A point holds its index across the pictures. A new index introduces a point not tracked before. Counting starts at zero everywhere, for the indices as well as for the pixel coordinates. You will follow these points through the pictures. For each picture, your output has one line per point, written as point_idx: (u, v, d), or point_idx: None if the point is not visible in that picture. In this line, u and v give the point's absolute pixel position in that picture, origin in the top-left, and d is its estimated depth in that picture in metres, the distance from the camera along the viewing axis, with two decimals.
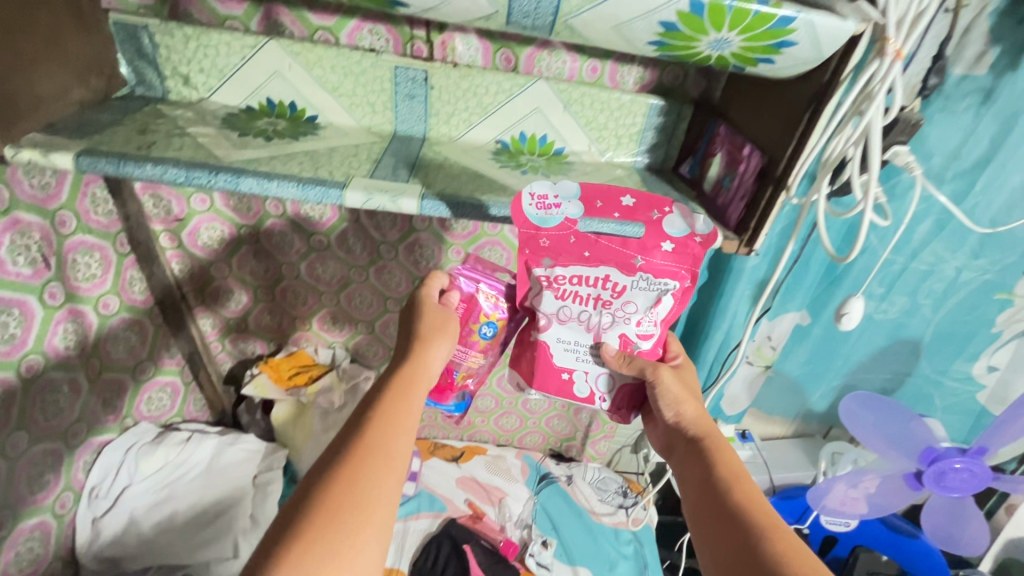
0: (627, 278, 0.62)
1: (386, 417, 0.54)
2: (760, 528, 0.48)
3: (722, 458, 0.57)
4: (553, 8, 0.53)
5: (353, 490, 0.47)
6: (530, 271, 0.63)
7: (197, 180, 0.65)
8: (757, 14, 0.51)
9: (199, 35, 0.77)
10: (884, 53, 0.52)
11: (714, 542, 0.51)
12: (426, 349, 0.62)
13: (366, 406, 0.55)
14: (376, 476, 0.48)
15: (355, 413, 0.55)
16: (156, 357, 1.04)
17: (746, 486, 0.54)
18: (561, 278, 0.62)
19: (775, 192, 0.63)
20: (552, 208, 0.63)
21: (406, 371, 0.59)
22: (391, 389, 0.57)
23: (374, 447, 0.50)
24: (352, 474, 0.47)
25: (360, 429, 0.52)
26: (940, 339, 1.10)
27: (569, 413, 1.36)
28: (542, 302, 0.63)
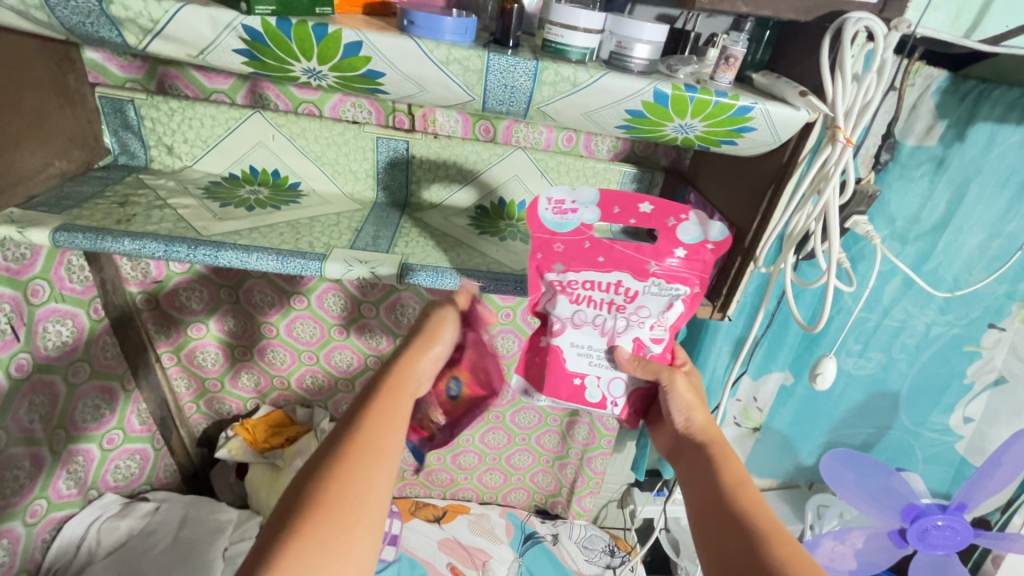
0: (639, 283, 0.61)
1: (383, 417, 0.48)
2: (771, 542, 0.45)
3: (727, 465, 0.53)
4: (526, 98, 0.56)
5: (349, 498, 0.42)
6: (541, 276, 0.62)
7: (177, 254, 0.65)
8: (717, 103, 0.55)
9: (185, 108, 0.79)
10: (837, 139, 0.55)
11: (720, 553, 0.47)
12: (425, 345, 0.56)
13: (361, 400, 0.50)
14: (371, 482, 0.44)
15: (349, 407, 0.49)
16: (124, 425, 1.00)
17: (751, 490, 0.51)
18: (574, 283, 0.61)
19: (743, 263, 0.66)
20: (569, 212, 0.63)
21: (401, 362, 0.53)
22: (389, 385, 0.51)
23: (372, 451, 0.46)
24: (346, 481, 0.43)
25: (354, 428, 0.47)
26: (917, 392, 1.13)
27: (554, 468, 1.33)
28: (554, 306, 0.61)
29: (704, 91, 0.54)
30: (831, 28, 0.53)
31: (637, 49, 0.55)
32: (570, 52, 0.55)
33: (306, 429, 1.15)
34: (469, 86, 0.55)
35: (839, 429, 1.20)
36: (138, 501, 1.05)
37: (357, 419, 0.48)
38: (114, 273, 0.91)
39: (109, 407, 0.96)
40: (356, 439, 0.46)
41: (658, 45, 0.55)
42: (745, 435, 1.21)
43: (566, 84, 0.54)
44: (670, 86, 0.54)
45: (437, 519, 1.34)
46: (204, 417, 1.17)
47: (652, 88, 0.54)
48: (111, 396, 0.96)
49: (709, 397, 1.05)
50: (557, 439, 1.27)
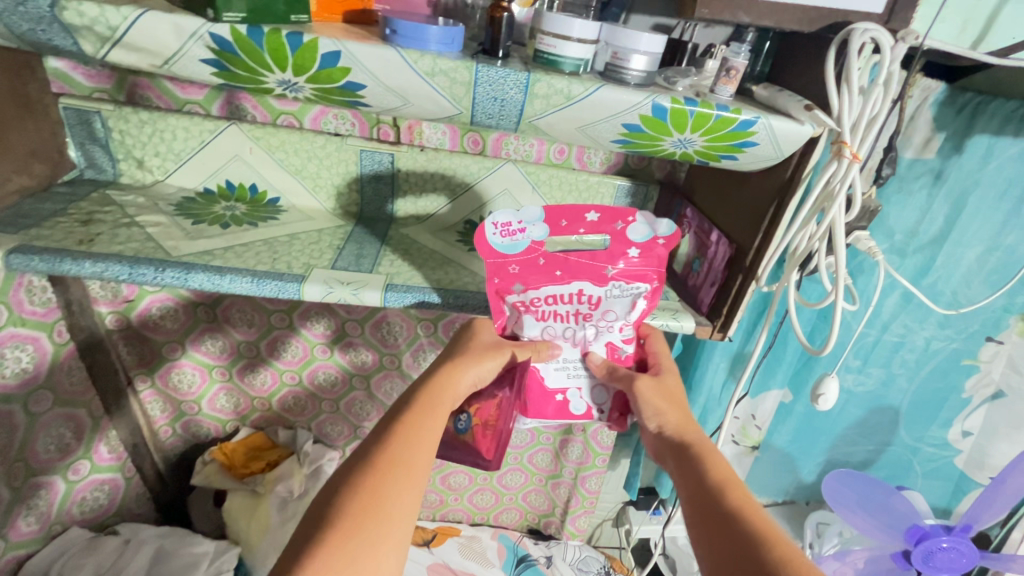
0: (601, 289, 0.61)
1: (413, 431, 0.49)
2: (763, 538, 0.44)
3: (711, 463, 0.52)
4: (517, 112, 0.53)
5: (380, 507, 0.43)
6: (503, 300, 0.61)
7: (142, 277, 0.61)
8: (718, 118, 0.52)
9: (156, 120, 0.75)
10: (842, 155, 0.52)
11: (714, 551, 0.45)
12: (461, 364, 0.56)
13: (393, 416, 0.51)
14: (398, 493, 0.44)
15: (381, 423, 0.50)
16: (92, 454, 0.93)
17: (735, 487, 0.49)
18: (536, 301, 0.61)
19: (745, 282, 0.63)
20: (517, 233, 0.60)
21: (440, 382, 0.54)
22: (422, 399, 0.52)
23: (401, 463, 0.46)
24: (374, 491, 0.44)
25: (382, 441, 0.48)
26: (916, 407, 1.11)
27: (547, 488, 1.29)
28: (524, 328, 0.61)
29: (705, 104, 0.52)
30: (836, 39, 0.51)
31: (634, 60, 0.52)
32: (563, 62, 0.52)
33: (289, 452, 1.10)
34: (455, 99, 0.52)
35: (837, 445, 1.18)
36: (108, 534, 0.99)
37: (386, 432, 0.49)
38: (81, 294, 0.86)
39: (75, 436, 0.90)
40: (386, 451, 0.47)
41: (657, 56, 0.52)
42: (744, 453, 1.19)
43: (559, 97, 0.51)
44: (669, 99, 0.51)
45: (427, 542, 1.29)
46: (180, 441, 1.12)
47: (650, 102, 0.51)
48: (77, 424, 0.89)
49: (707, 415, 1.02)
50: (550, 458, 1.23)
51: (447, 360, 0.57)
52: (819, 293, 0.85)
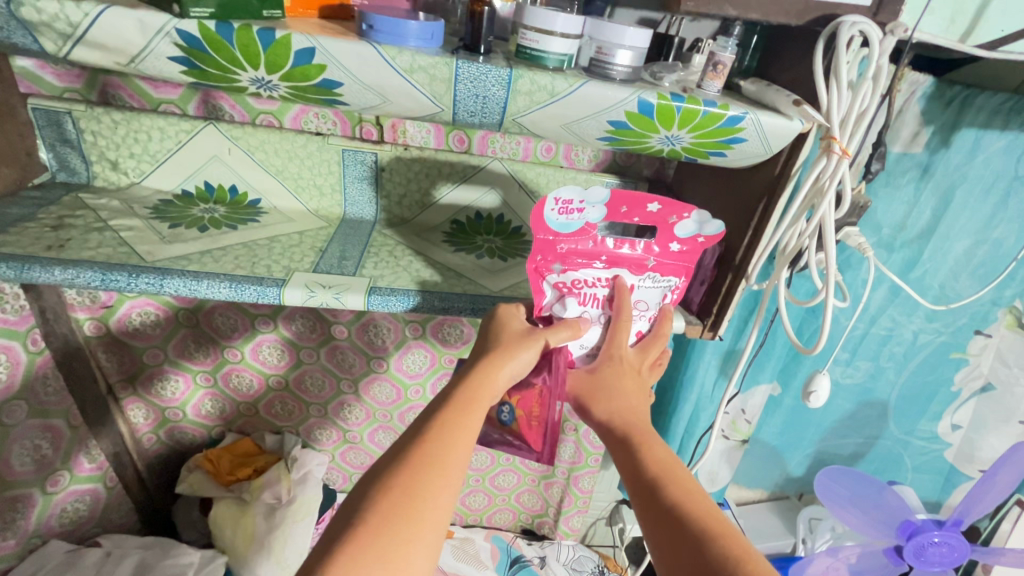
0: (636, 277, 0.61)
1: (450, 425, 0.45)
2: (710, 531, 0.43)
3: (653, 454, 0.52)
4: (500, 109, 0.51)
5: (415, 508, 0.39)
6: (543, 278, 0.60)
7: (115, 283, 0.59)
8: (706, 114, 0.51)
9: (130, 121, 0.73)
10: (832, 151, 0.51)
11: (665, 551, 0.45)
12: (499, 356, 0.52)
13: (428, 412, 0.47)
14: (435, 492, 0.41)
15: (416, 419, 0.47)
16: (71, 464, 0.90)
17: (673, 473, 0.50)
18: (578, 284, 0.60)
19: (735, 281, 0.62)
20: (575, 213, 0.56)
21: (481, 377, 0.50)
22: (459, 394, 0.48)
23: (438, 459, 0.43)
24: (409, 491, 0.40)
25: (417, 436, 0.44)
26: (905, 401, 1.11)
27: (540, 488, 1.28)
28: (564, 310, 0.60)
29: (692, 100, 0.50)
30: (824, 32, 0.50)
31: (619, 55, 0.50)
32: (547, 58, 0.50)
33: (276, 458, 1.08)
34: (436, 96, 0.50)
35: (826, 438, 1.18)
36: (89, 546, 0.96)
37: (422, 429, 0.45)
38: (57, 301, 0.83)
39: (52, 446, 0.87)
40: (420, 447, 0.43)
41: (642, 51, 0.51)
42: (735, 448, 1.16)
43: (542, 94, 0.50)
44: (655, 95, 0.50)
45: None
46: (164, 448, 1.09)
47: (637, 98, 0.50)
48: (55, 435, 0.87)
49: (697, 413, 1.01)
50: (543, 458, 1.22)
51: (484, 355, 0.53)
52: (810, 290, 0.84)
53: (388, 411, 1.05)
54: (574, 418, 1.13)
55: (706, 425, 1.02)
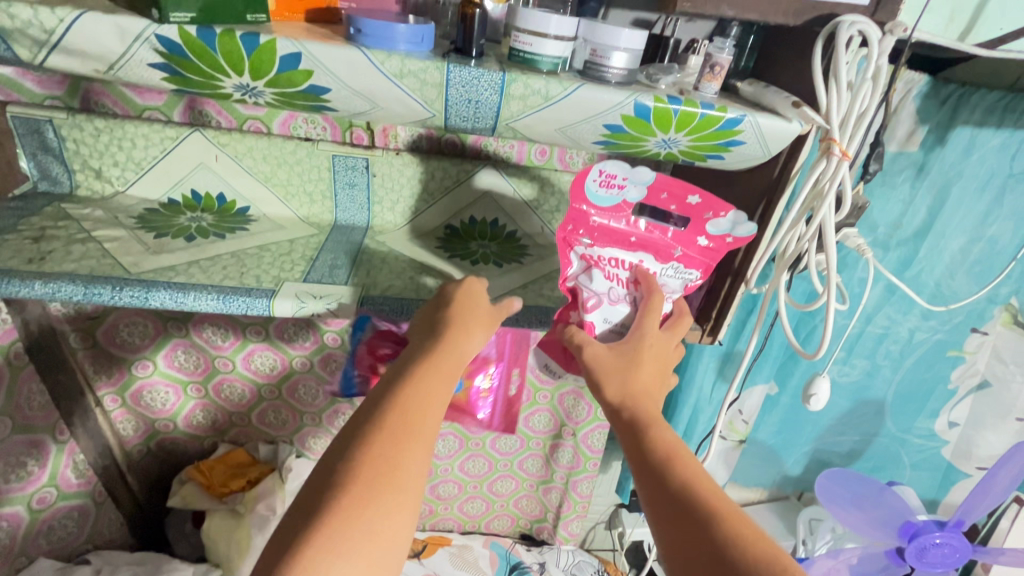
0: (659, 265, 0.60)
1: (421, 400, 0.47)
2: (716, 515, 0.43)
3: (662, 438, 0.50)
4: (493, 114, 0.50)
5: (391, 483, 0.42)
6: (570, 249, 0.60)
7: (99, 297, 0.57)
8: (703, 116, 0.49)
9: (114, 128, 0.71)
10: (831, 153, 0.50)
11: (675, 544, 0.44)
12: (464, 332, 0.55)
13: (395, 383, 0.48)
14: (408, 466, 0.43)
15: (379, 387, 0.48)
16: (57, 480, 0.88)
17: (683, 461, 0.48)
18: (604, 260, 0.60)
19: (734, 285, 0.61)
20: (615, 188, 0.57)
21: (444, 348, 0.52)
22: (427, 366, 0.50)
23: (410, 433, 0.45)
24: (383, 466, 0.42)
25: (386, 406, 0.46)
26: (902, 399, 1.11)
27: (538, 493, 1.27)
28: (589, 281, 0.59)
29: (689, 103, 0.49)
30: (822, 33, 0.48)
31: (613, 57, 0.49)
32: (540, 61, 0.49)
33: (270, 468, 1.06)
34: (428, 102, 0.49)
35: (824, 437, 1.18)
36: (78, 564, 0.94)
37: (392, 399, 0.46)
38: (41, 314, 0.81)
39: (37, 462, 0.84)
40: (389, 418, 0.45)
41: (637, 54, 0.50)
42: (732, 448, 1.18)
43: (537, 98, 0.48)
44: (652, 98, 0.49)
45: (418, 554, 1.25)
46: (155, 460, 1.07)
47: (633, 101, 0.48)
48: (40, 451, 0.84)
49: (697, 416, 1.00)
50: (541, 463, 1.21)
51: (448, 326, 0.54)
52: (809, 292, 0.84)
53: None
54: (571, 422, 1.11)
55: (705, 428, 1.02)
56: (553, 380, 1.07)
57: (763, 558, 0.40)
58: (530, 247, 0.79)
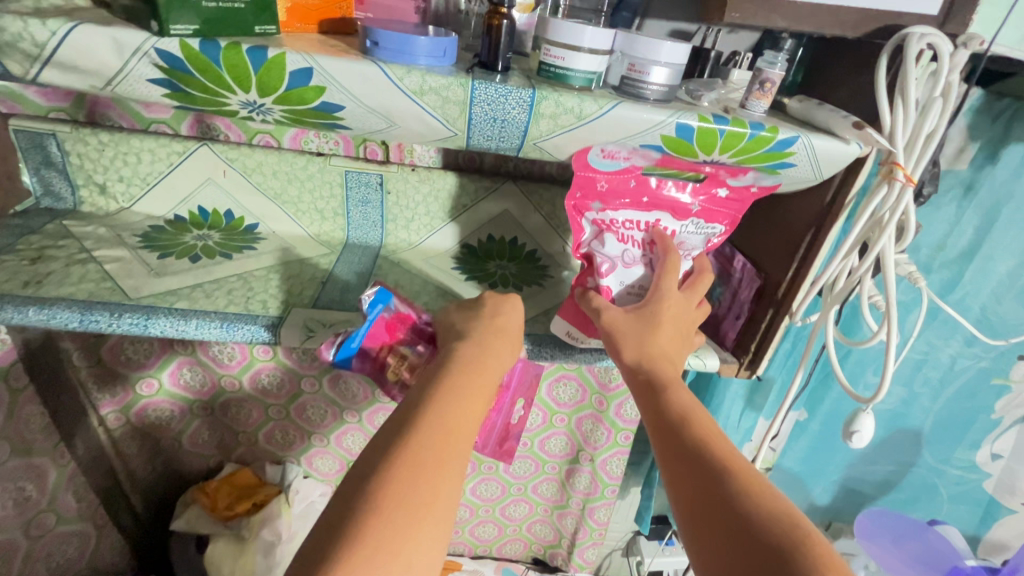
0: (677, 223, 0.59)
1: (452, 414, 0.43)
2: (735, 477, 0.39)
3: (678, 400, 0.46)
4: (520, 133, 0.46)
5: (419, 502, 0.38)
6: (582, 216, 0.58)
7: (95, 323, 0.53)
8: (752, 137, 0.45)
9: (119, 142, 0.68)
10: (894, 178, 0.45)
11: (689, 507, 0.40)
12: (493, 345, 0.52)
13: (421, 396, 0.45)
14: (445, 486, 0.40)
15: (405, 402, 0.45)
16: (57, 504, 0.83)
17: (698, 420, 0.44)
18: (616, 223, 0.58)
19: (776, 317, 0.56)
20: (620, 156, 0.54)
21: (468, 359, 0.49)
22: (457, 380, 0.46)
23: (444, 453, 0.41)
24: (416, 483, 0.38)
25: (413, 422, 0.42)
26: (940, 428, 1.04)
27: (553, 518, 1.21)
28: (604, 246, 0.58)
29: (738, 122, 0.45)
30: (887, 46, 0.43)
31: (653, 73, 0.45)
32: (572, 77, 0.45)
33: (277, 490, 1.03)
34: (449, 120, 0.45)
35: (855, 466, 1.11)
36: None
37: (417, 415, 0.43)
38: (43, 331, 0.78)
39: (36, 487, 0.79)
40: (419, 434, 0.41)
41: (680, 69, 0.46)
42: None
43: (569, 117, 0.44)
44: (696, 117, 0.44)
45: None
46: (159, 480, 1.04)
47: (675, 122, 0.44)
48: (40, 476, 0.80)
49: None
50: (557, 488, 1.16)
51: (476, 342, 0.51)
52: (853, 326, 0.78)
53: None
54: (589, 447, 1.06)
55: None
56: (572, 404, 1.02)
57: (786, 519, 0.36)
58: (551, 267, 0.75)
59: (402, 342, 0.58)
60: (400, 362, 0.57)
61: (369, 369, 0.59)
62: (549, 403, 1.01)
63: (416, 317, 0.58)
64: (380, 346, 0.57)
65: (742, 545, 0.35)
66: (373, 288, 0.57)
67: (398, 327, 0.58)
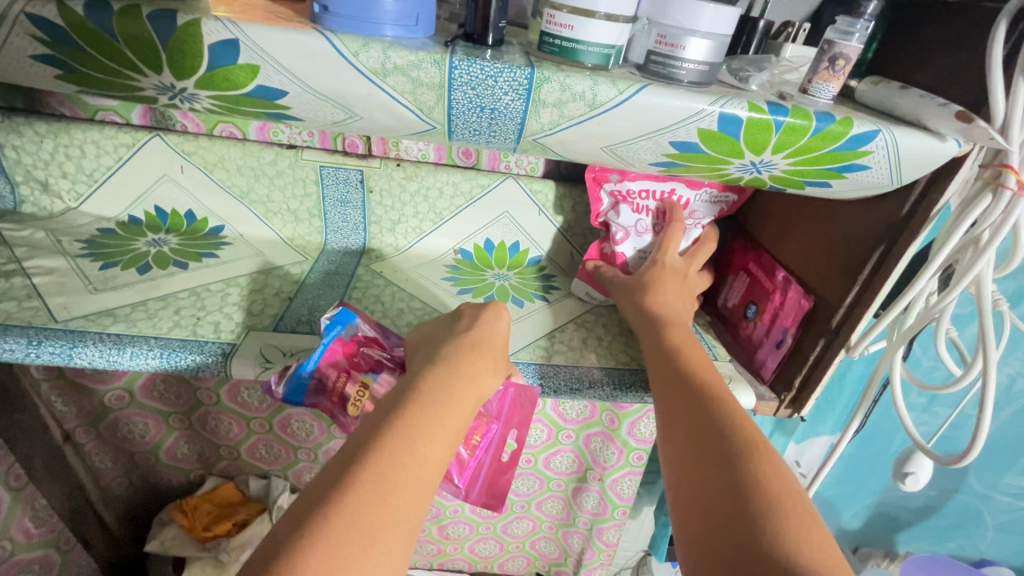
0: (692, 193, 0.58)
1: (405, 460, 0.34)
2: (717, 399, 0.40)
3: (672, 334, 0.48)
4: (515, 126, 0.36)
5: (370, 515, 0.31)
6: (600, 187, 0.58)
7: (11, 353, 0.45)
8: (817, 132, 0.35)
9: (59, 133, 0.59)
10: (1004, 188, 0.35)
11: (672, 420, 0.41)
12: (465, 373, 0.41)
13: (360, 446, 0.34)
14: (373, 550, 0.30)
15: (337, 460, 0.33)
16: (13, 532, 0.76)
17: (692, 353, 0.46)
18: (633, 194, 0.58)
19: (829, 350, 0.47)
20: None
21: (439, 377, 0.40)
22: (412, 421, 0.36)
23: (384, 513, 0.31)
24: (350, 541, 0.30)
25: (340, 486, 0.31)
26: (989, 453, 0.93)
27: (559, 537, 1.13)
28: (618, 217, 0.58)
29: (799, 113, 0.34)
30: (1007, 9, 0.33)
31: (690, 46, 0.34)
32: (584, 52, 0.35)
33: (261, 508, 0.95)
34: (424, 110, 0.35)
35: (892, 491, 1.00)
36: None
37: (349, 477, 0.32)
38: None
39: None
40: (355, 491, 0.31)
41: (724, 42, 0.35)
42: None
43: (578, 105, 0.34)
44: (745, 105, 0.34)
45: None
46: (134, 496, 0.97)
47: (718, 111, 0.34)
48: None
49: None
50: (563, 507, 1.07)
51: (446, 365, 0.41)
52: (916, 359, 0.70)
53: None
54: (598, 467, 0.97)
55: None
56: (579, 420, 0.92)
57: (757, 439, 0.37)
58: (558, 278, 0.66)
59: (363, 368, 0.49)
60: (362, 393, 0.48)
61: (326, 404, 0.49)
62: (555, 419, 0.91)
63: (381, 339, 0.51)
64: (338, 374, 0.48)
65: (706, 439, 0.37)
66: (333, 309, 0.49)
67: (359, 352, 0.50)
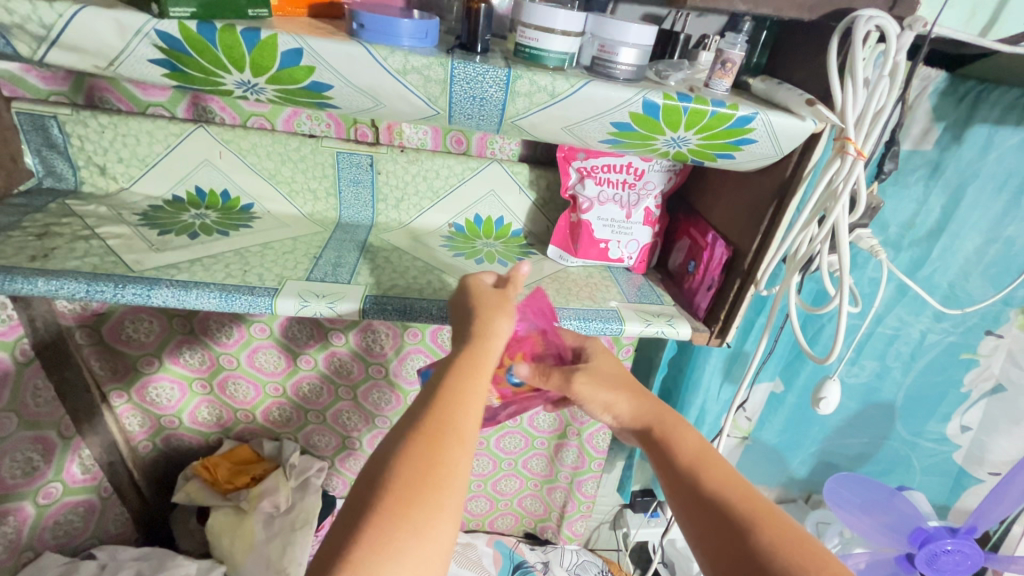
0: (646, 164, 0.71)
1: (426, 468, 0.38)
2: (751, 523, 0.41)
3: (684, 443, 0.48)
4: (498, 112, 0.49)
5: (427, 486, 0.37)
6: (569, 164, 0.72)
7: (101, 294, 0.57)
8: (714, 114, 0.48)
9: (117, 124, 0.70)
10: (846, 152, 0.49)
11: (713, 551, 0.41)
12: (457, 387, 0.43)
13: (370, 503, 0.36)
14: None
15: (381, 452, 0.39)
16: (63, 475, 0.88)
17: (708, 467, 0.46)
18: (596, 169, 0.71)
19: (743, 286, 0.61)
20: None
21: (468, 349, 0.46)
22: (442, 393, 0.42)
23: (433, 481, 0.37)
24: (417, 507, 0.36)
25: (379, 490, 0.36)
26: (912, 402, 1.07)
27: (543, 492, 1.25)
28: (583, 189, 0.71)
29: (700, 100, 0.48)
30: (839, 28, 0.47)
31: (622, 53, 0.48)
32: (546, 57, 0.48)
33: (275, 465, 1.05)
34: (431, 98, 0.48)
35: (832, 440, 1.14)
36: (84, 558, 0.93)
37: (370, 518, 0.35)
38: (47, 311, 0.81)
39: (43, 458, 0.84)
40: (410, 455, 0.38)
41: (647, 49, 0.49)
42: (735, 446, 1.14)
43: (542, 95, 0.48)
44: (661, 95, 0.48)
45: None
46: (160, 457, 1.07)
47: (642, 99, 0.48)
48: (46, 448, 0.84)
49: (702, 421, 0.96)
50: (546, 463, 1.19)
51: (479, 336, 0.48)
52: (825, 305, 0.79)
53: (389, 417, 1.01)
54: (577, 422, 1.10)
55: (712, 430, 0.97)
56: None
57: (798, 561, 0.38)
58: (536, 246, 0.80)
59: None
60: None
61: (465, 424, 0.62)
62: None
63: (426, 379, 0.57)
64: None
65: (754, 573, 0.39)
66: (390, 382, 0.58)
67: None
